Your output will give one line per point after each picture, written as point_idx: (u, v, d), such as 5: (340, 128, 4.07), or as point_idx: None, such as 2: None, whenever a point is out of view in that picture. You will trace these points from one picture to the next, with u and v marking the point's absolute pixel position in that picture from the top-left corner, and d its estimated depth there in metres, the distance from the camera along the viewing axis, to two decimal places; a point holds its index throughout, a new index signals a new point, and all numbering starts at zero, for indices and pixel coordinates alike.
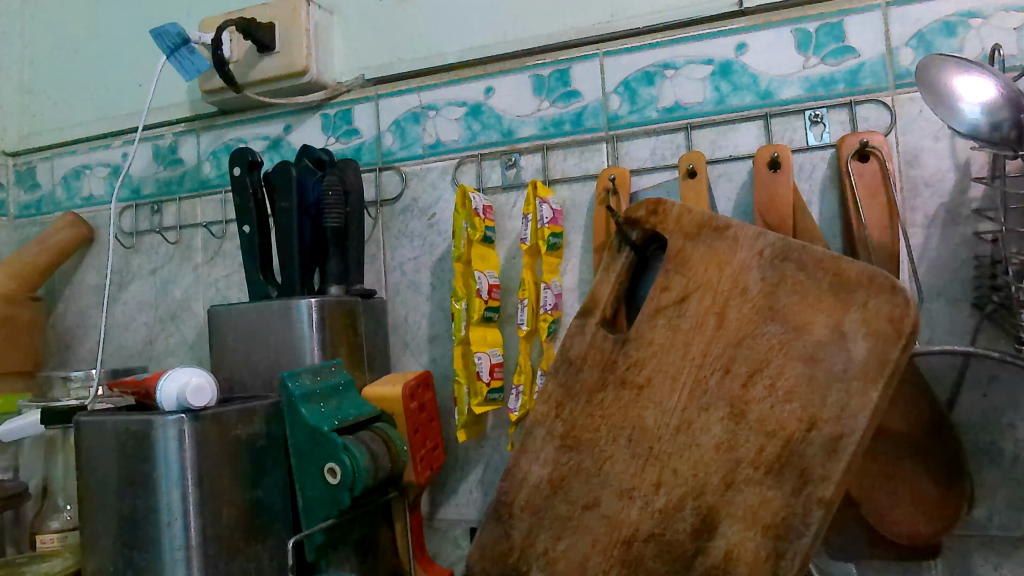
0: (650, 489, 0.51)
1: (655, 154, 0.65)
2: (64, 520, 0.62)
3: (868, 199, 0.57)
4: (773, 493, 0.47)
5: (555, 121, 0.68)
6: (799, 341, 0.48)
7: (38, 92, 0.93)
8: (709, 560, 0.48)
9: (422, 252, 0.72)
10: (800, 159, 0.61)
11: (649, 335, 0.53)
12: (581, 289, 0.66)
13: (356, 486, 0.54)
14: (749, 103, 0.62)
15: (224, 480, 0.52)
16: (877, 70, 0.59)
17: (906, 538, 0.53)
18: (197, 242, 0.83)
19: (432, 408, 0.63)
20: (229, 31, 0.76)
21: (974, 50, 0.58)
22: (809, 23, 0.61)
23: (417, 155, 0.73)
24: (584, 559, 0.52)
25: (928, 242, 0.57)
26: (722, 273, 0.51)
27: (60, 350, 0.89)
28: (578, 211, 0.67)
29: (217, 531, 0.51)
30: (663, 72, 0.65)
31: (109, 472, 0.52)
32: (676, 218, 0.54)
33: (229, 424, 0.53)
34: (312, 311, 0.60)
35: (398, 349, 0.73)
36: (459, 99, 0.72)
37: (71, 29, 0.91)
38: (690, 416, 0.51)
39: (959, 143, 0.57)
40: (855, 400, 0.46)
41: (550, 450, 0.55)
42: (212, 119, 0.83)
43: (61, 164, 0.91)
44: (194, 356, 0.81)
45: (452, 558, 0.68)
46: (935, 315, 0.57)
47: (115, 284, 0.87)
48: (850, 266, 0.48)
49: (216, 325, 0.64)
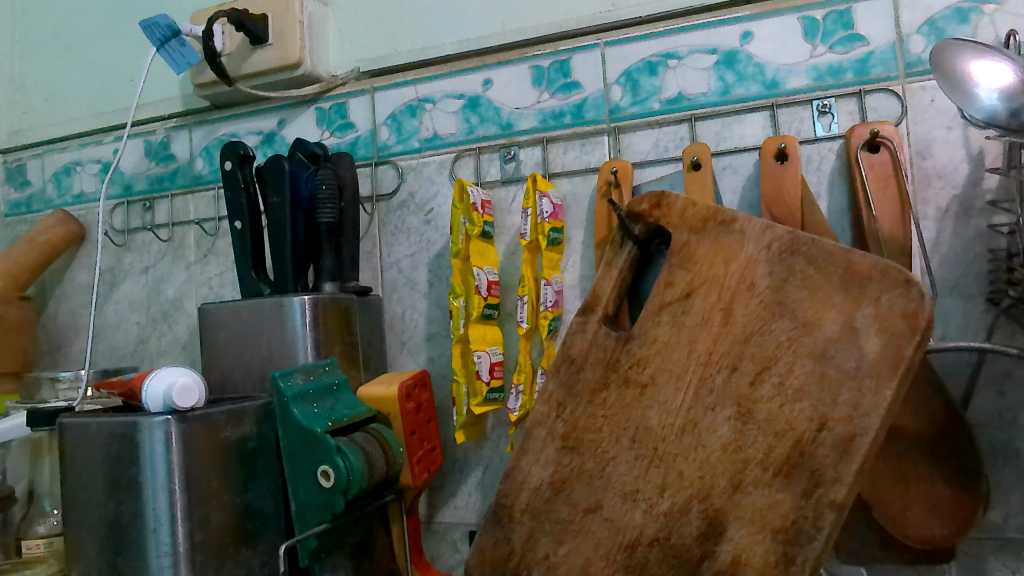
0: (654, 491, 0.49)
1: (658, 146, 0.63)
2: (50, 525, 0.60)
3: (879, 191, 0.55)
4: (782, 496, 0.46)
5: (554, 113, 0.67)
6: (809, 338, 0.47)
7: (28, 88, 0.91)
8: (717, 565, 0.47)
9: (419, 248, 0.70)
10: (808, 151, 0.59)
11: (653, 332, 0.51)
12: (584, 285, 0.64)
13: (351, 490, 0.52)
14: (755, 93, 0.61)
15: (213, 484, 0.50)
16: (887, 58, 0.58)
17: (919, 542, 0.51)
18: (190, 239, 0.81)
19: (429, 408, 0.61)
20: (221, 23, 0.75)
21: (987, 37, 0.56)
22: (816, 10, 0.59)
23: (414, 149, 0.72)
24: (586, 565, 0.50)
25: (941, 235, 0.56)
26: (728, 268, 0.50)
27: (51, 351, 0.87)
28: (578, 206, 0.65)
29: (205, 537, 0.49)
30: (666, 62, 0.63)
31: (94, 476, 0.50)
32: (681, 211, 0.52)
33: (219, 425, 0.51)
34: (305, 309, 0.58)
35: (395, 348, 0.71)
36: (457, 90, 0.70)
37: (62, 24, 0.89)
38: (696, 415, 0.49)
39: (972, 133, 0.55)
40: (867, 399, 0.44)
41: (551, 452, 0.53)
42: (205, 113, 0.82)
43: (51, 161, 0.89)
44: (187, 357, 0.80)
45: (451, 562, 0.67)
46: (948, 311, 0.55)
47: (107, 283, 0.85)
48: (862, 259, 0.46)
49: (207, 324, 0.63)
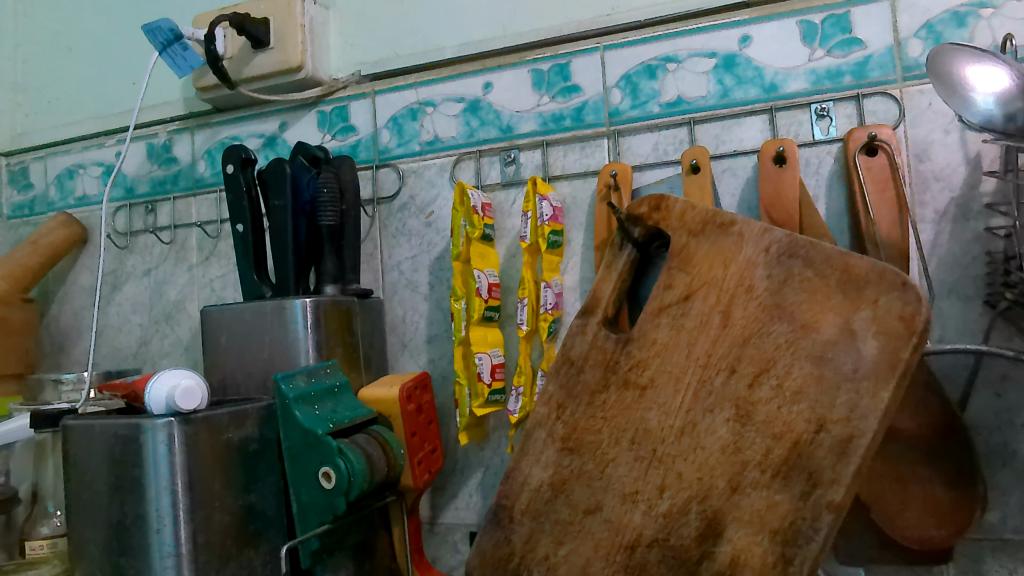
0: (653, 493, 0.49)
1: (658, 149, 0.64)
2: (54, 526, 0.60)
3: (877, 193, 0.55)
4: (780, 497, 0.46)
5: (554, 116, 0.67)
6: (807, 340, 0.47)
7: (31, 91, 0.92)
8: (715, 566, 0.47)
9: (420, 251, 0.71)
10: (806, 153, 0.59)
11: (653, 334, 0.51)
12: (584, 287, 0.64)
13: (352, 491, 0.52)
14: (754, 97, 0.61)
15: (215, 485, 0.50)
16: (885, 62, 0.58)
17: (916, 542, 0.52)
18: (192, 242, 0.82)
19: (430, 410, 0.62)
20: (223, 27, 0.75)
21: (985, 41, 0.56)
22: (814, 14, 0.60)
23: (414, 152, 0.72)
24: (587, 565, 0.50)
25: (938, 237, 0.56)
26: (727, 271, 0.50)
27: (53, 352, 0.87)
28: (578, 208, 0.65)
29: (207, 538, 0.49)
30: (665, 66, 0.64)
31: (98, 477, 0.51)
32: (680, 214, 0.52)
33: (221, 427, 0.51)
34: (307, 311, 0.59)
35: (396, 350, 0.71)
36: (458, 94, 0.71)
37: (64, 28, 0.90)
38: (695, 417, 0.49)
39: (970, 136, 0.56)
40: (865, 401, 0.45)
41: (551, 453, 0.53)
42: (207, 117, 0.82)
43: (54, 164, 0.90)
44: (189, 358, 0.80)
45: (452, 563, 0.67)
46: (946, 313, 0.55)
47: (109, 285, 0.86)
48: (859, 262, 0.46)
49: (210, 326, 0.63)
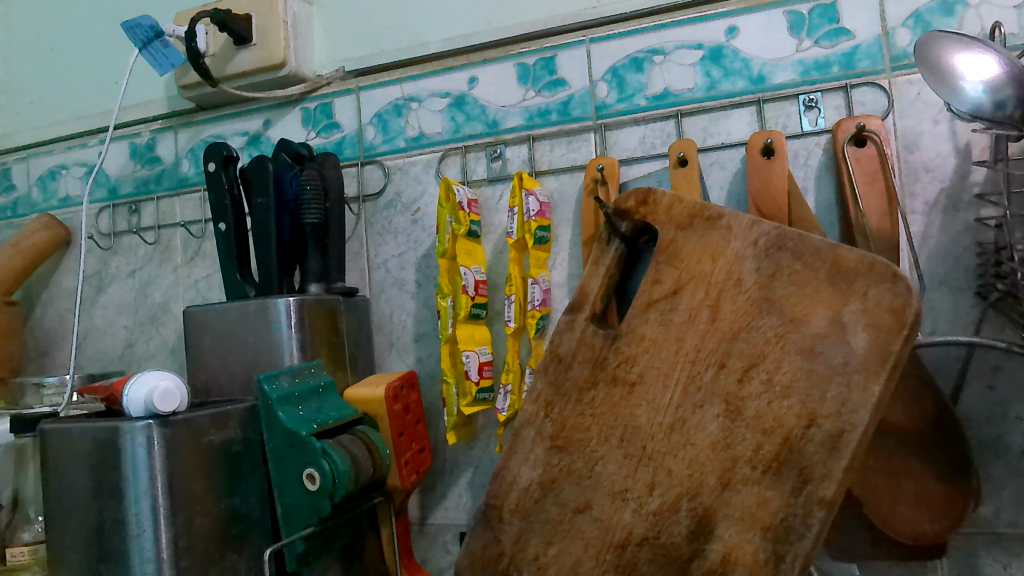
0: (643, 490, 0.49)
1: (645, 143, 0.63)
2: (35, 532, 0.60)
3: (866, 184, 0.54)
4: (771, 493, 0.45)
5: (540, 111, 0.66)
6: (797, 334, 0.46)
7: (13, 91, 0.90)
8: (707, 563, 0.46)
9: (407, 248, 0.70)
10: (795, 145, 0.59)
11: (641, 330, 0.51)
12: (571, 284, 0.64)
13: (337, 492, 0.51)
14: (742, 88, 0.60)
15: (197, 488, 0.49)
16: (873, 52, 0.57)
17: (911, 538, 0.51)
18: (176, 242, 0.80)
19: (418, 409, 0.61)
20: (205, 23, 0.74)
21: (973, 29, 0.55)
22: (801, 5, 0.59)
23: (400, 148, 0.71)
24: (576, 565, 0.50)
25: (928, 229, 0.55)
26: (715, 264, 0.49)
27: (37, 356, 0.86)
28: (566, 203, 0.64)
29: (189, 542, 0.48)
30: (652, 59, 0.63)
31: (76, 482, 0.50)
32: (667, 208, 0.51)
33: (202, 430, 0.50)
34: (290, 311, 0.58)
35: (383, 349, 0.70)
36: (443, 90, 0.70)
37: (45, 25, 0.88)
38: (685, 413, 0.48)
39: (959, 126, 0.55)
40: (856, 395, 0.44)
41: (540, 451, 0.52)
42: (190, 115, 0.81)
43: (36, 164, 0.88)
44: (175, 360, 0.79)
45: (442, 564, 0.66)
46: (937, 305, 0.55)
47: (93, 286, 0.84)
48: (848, 254, 0.45)
49: (193, 326, 0.62)
